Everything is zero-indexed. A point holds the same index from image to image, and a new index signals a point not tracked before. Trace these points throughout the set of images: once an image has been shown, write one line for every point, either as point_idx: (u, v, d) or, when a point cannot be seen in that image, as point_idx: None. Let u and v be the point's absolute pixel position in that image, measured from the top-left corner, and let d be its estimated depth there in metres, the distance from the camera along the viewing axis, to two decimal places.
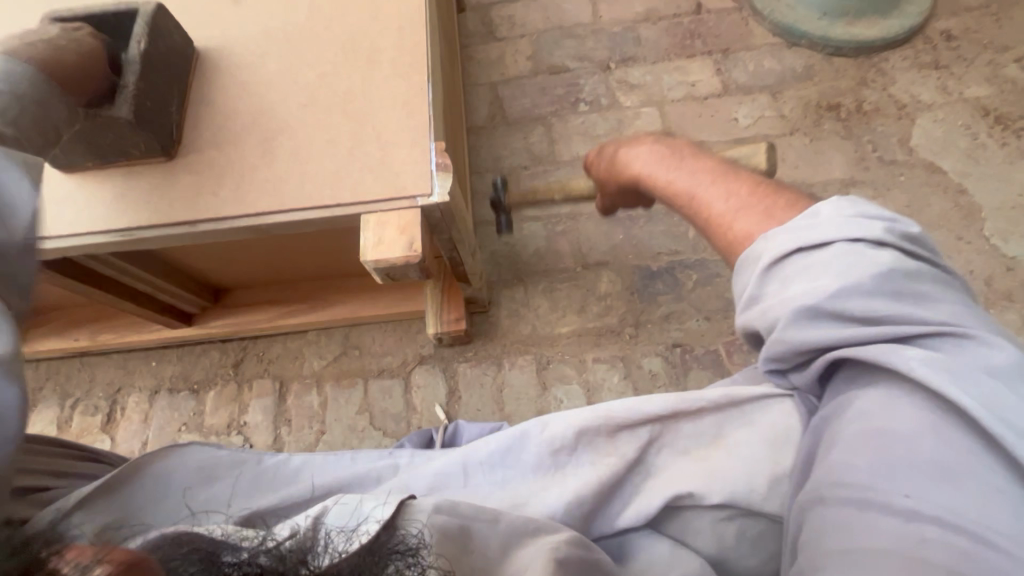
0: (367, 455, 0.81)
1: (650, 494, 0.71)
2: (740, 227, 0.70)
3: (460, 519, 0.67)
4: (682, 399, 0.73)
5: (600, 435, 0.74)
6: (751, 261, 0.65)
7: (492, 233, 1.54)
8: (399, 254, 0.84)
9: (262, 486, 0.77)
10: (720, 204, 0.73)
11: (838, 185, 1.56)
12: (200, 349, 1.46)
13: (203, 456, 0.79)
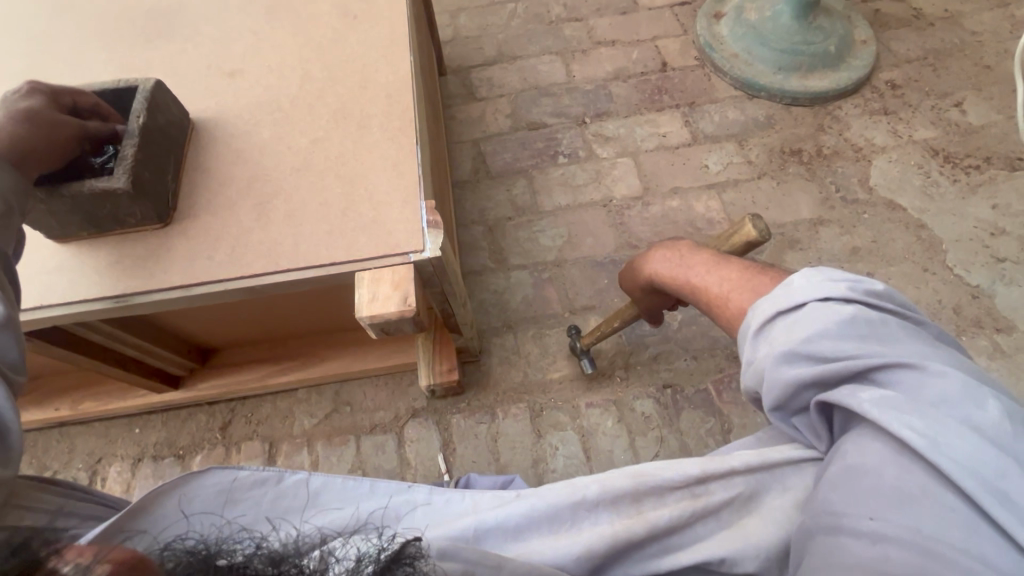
0: (388, 487, 0.79)
1: (677, 555, 0.71)
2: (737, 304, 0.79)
3: (461, 565, 0.66)
4: (714, 460, 0.73)
5: (628, 497, 0.74)
6: (745, 330, 0.71)
7: (481, 282, 1.57)
8: (394, 309, 0.86)
9: (282, 513, 0.76)
10: (717, 287, 0.83)
11: (807, 224, 1.65)
12: (186, 413, 1.44)
13: (223, 478, 0.75)
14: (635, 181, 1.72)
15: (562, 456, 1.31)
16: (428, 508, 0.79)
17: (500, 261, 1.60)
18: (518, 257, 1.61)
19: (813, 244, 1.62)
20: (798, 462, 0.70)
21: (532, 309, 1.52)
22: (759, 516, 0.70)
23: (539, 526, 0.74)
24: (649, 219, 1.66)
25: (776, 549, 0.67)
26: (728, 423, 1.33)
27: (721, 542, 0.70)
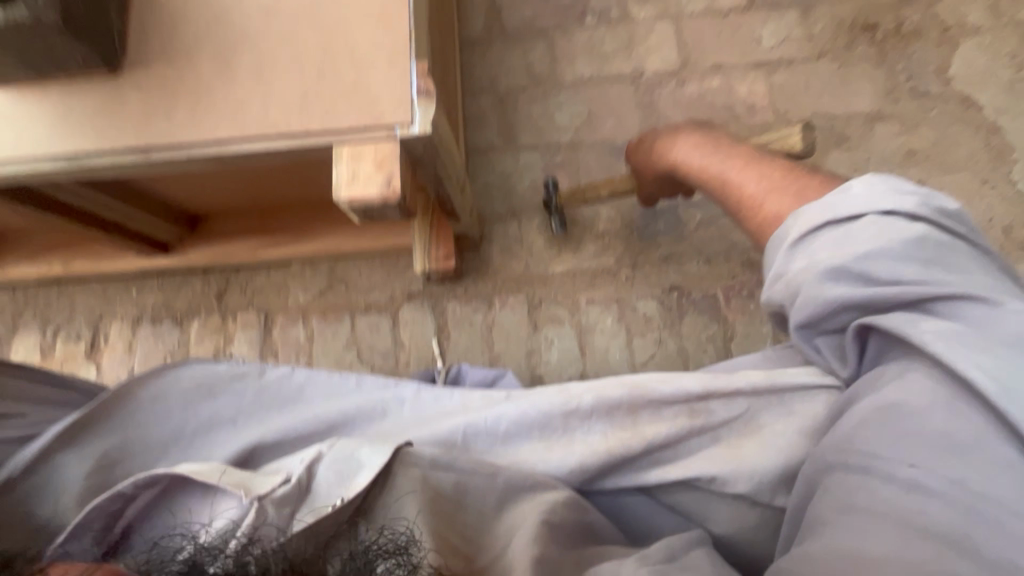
0: (373, 382, 0.79)
1: (669, 467, 0.69)
2: (771, 207, 0.77)
3: (455, 476, 0.65)
4: (718, 377, 0.70)
5: (621, 407, 0.71)
6: (782, 238, 0.70)
7: (486, 162, 1.44)
8: (376, 192, 0.76)
9: (264, 405, 0.77)
10: (753, 186, 0.81)
11: (862, 118, 1.44)
12: (181, 278, 1.41)
13: (200, 372, 0.78)
14: (672, 53, 1.48)
15: (557, 350, 1.29)
16: (416, 404, 0.78)
17: (510, 139, 1.45)
18: (529, 136, 1.45)
19: (864, 144, 1.42)
20: (811, 387, 0.68)
21: (540, 196, 1.40)
22: (758, 436, 0.68)
23: (527, 427, 0.72)
24: (682, 100, 1.46)
25: (773, 470, 0.65)
26: (731, 331, 1.29)
27: (714, 458, 0.68)
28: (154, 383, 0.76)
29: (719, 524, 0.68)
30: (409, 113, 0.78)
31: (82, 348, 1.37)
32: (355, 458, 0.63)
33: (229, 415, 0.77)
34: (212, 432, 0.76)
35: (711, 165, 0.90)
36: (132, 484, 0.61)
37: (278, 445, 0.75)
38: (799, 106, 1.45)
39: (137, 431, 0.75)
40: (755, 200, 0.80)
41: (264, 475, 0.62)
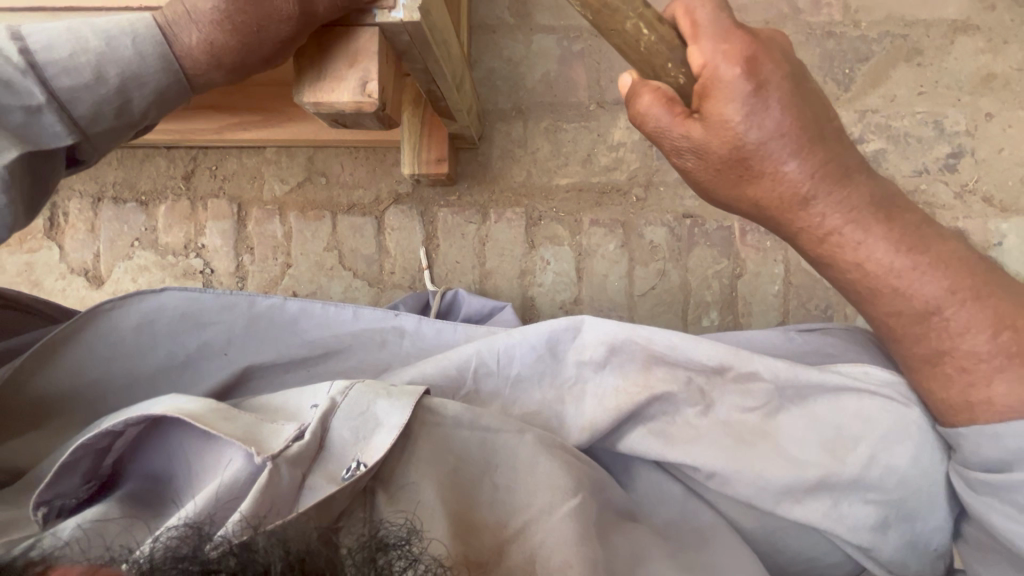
0: (371, 313, 0.75)
1: (666, 446, 0.62)
2: (993, 398, 0.55)
3: (482, 432, 0.60)
4: (741, 356, 0.61)
5: (634, 361, 0.63)
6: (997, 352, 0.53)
7: (494, 43, 1.21)
8: (348, 96, 0.60)
9: (257, 339, 0.73)
10: (932, 294, 0.56)
11: (944, 28, 1.21)
12: (143, 155, 1.26)
13: (185, 302, 0.71)
14: None
15: (552, 272, 1.21)
16: (415, 337, 0.75)
17: (524, 16, 1.21)
18: (547, 14, 1.21)
19: (938, 61, 1.21)
20: (842, 389, 0.61)
21: (552, 91, 1.21)
22: (773, 437, 0.61)
23: (536, 375, 0.65)
24: None
25: (778, 478, 0.59)
26: (741, 268, 1.20)
27: (717, 452, 0.60)
28: (134, 309, 0.69)
29: (720, 507, 0.64)
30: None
31: (41, 225, 1.26)
32: (372, 413, 0.58)
33: (218, 344, 0.72)
34: (201, 362, 0.72)
35: (880, 270, 0.57)
36: (124, 424, 0.54)
37: (277, 372, 0.74)
38: (872, 4, 1.21)
39: (120, 358, 0.70)
40: (958, 371, 0.56)
41: (271, 424, 0.56)
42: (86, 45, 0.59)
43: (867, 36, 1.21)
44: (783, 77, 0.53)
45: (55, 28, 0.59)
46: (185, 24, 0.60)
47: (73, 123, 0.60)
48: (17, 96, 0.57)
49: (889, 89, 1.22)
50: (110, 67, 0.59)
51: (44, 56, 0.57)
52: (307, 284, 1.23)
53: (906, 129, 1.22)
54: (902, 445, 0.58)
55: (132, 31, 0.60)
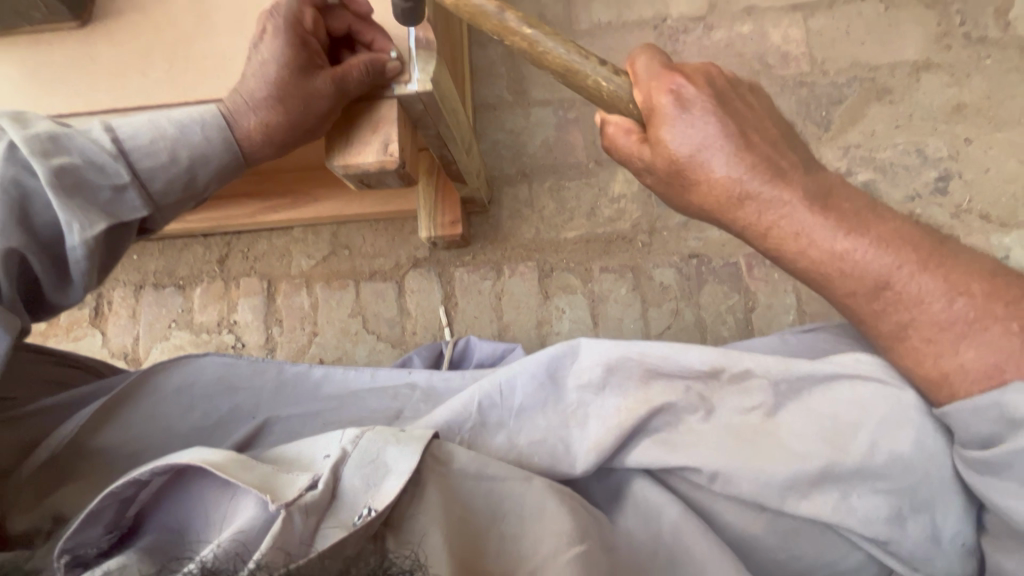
0: (387, 372, 0.79)
1: (670, 452, 0.62)
2: (961, 359, 0.57)
3: (487, 482, 0.60)
4: (731, 356, 0.63)
5: (633, 377, 0.64)
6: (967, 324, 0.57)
7: (496, 118, 1.34)
8: (373, 158, 0.69)
9: (281, 400, 0.76)
10: (885, 268, 0.58)
11: (907, 68, 1.31)
12: (182, 244, 1.37)
13: (221, 367, 0.77)
14: None
15: (568, 319, 1.24)
16: (426, 390, 0.77)
17: (521, 93, 1.35)
18: (541, 90, 1.35)
19: (908, 97, 1.30)
20: (834, 377, 0.61)
21: (553, 155, 1.32)
22: (776, 434, 0.61)
23: (540, 403, 0.66)
24: (708, 48, 1.34)
25: (780, 473, 0.58)
26: (753, 301, 1.22)
27: (717, 450, 0.61)
28: (180, 369, 0.76)
29: (735, 523, 0.62)
30: (404, 64, 0.70)
31: (87, 314, 1.35)
32: (383, 459, 0.57)
33: (248, 408, 0.76)
34: (229, 424, 0.75)
35: (830, 254, 0.59)
36: (149, 472, 0.54)
37: (296, 428, 0.74)
38: (836, 54, 1.33)
39: (157, 419, 0.74)
40: (920, 339, 0.58)
41: (284, 475, 0.55)
42: (163, 133, 0.67)
43: (837, 82, 1.32)
44: (705, 96, 0.61)
45: (139, 120, 0.67)
46: (241, 107, 0.69)
47: (150, 198, 0.67)
48: (107, 177, 0.64)
49: (867, 126, 1.30)
50: (182, 150, 0.68)
51: (130, 144, 0.66)
52: (333, 351, 1.28)
53: (891, 159, 1.29)
54: (902, 429, 0.58)
55: (201, 121, 0.69)
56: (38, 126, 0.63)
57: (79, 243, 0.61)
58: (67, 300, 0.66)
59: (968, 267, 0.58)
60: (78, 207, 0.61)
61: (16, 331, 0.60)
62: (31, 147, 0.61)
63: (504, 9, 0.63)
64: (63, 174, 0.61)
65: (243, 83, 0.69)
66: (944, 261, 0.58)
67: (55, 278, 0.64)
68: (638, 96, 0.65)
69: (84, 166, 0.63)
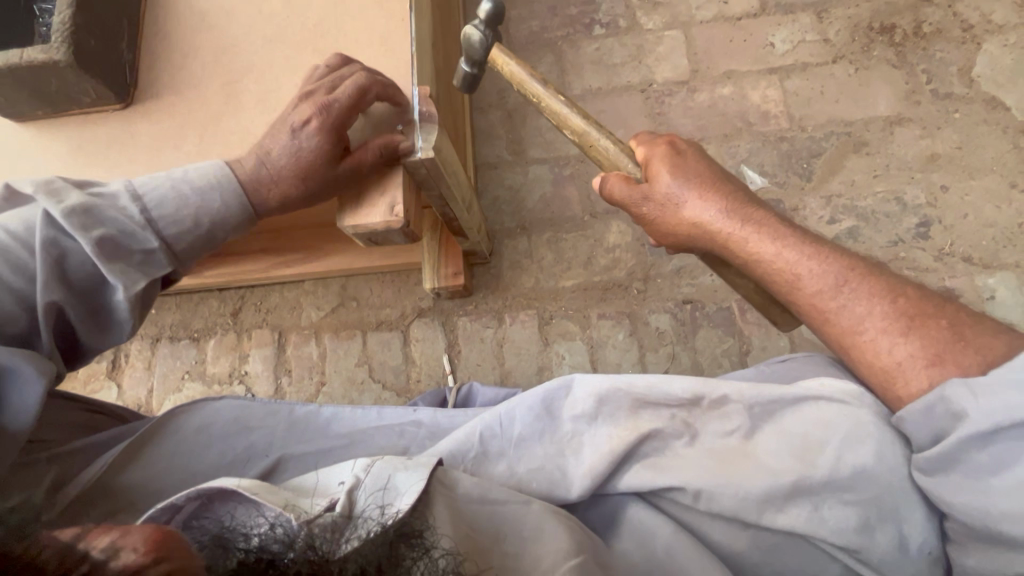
0: (393, 411, 0.83)
1: (655, 475, 0.64)
2: (896, 356, 0.63)
3: (491, 504, 0.63)
4: (709, 383, 0.66)
5: (621, 407, 0.67)
6: (912, 320, 0.63)
7: (496, 176, 1.44)
8: (380, 218, 0.76)
9: (295, 438, 0.81)
10: (833, 275, 0.67)
11: (880, 122, 1.40)
12: (198, 297, 1.44)
13: (237, 409, 0.83)
14: (682, 61, 1.48)
15: (568, 365, 1.28)
16: (431, 427, 0.81)
17: (519, 153, 1.45)
18: (538, 149, 1.45)
19: (883, 149, 1.39)
20: (800, 399, 0.65)
21: (550, 209, 1.40)
22: (752, 456, 0.64)
23: (537, 434, 0.69)
24: (692, 109, 1.45)
25: (760, 490, 0.60)
26: (747, 344, 1.26)
27: (698, 470, 0.63)
28: (197, 414, 0.81)
29: (723, 542, 0.63)
30: (411, 137, 0.78)
31: (105, 367, 1.41)
32: (393, 483, 0.61)
33: (261, 447, 0.80)
34: (246, 461, 0.78)
35: (788, 263, 0.70)
36: (185, 496, 0.59)
37: (308, 463, 0.78)
38: (813, 111, 1.43)
39: (180, 460, 0.77)
40: (871, 334, 0.64)
41: (307, 501, 0.62)
42: (186, 202, 0.73)
43: (815, 136, 1.41)
44: (684, 153, 0.81)
45: (162, 186, 0.73)
46: (259, 175, 0.76)
47: (174, 257, 0.75)
48: (137, 241, 0.71)
49: (847, 176, 1.38)
50: (204, 216, 0.74)
51: (157, 213, 0.72)
52: (340, 399, 1.31)
53: (872, 207, 1.35)
54: (863, 444, 0.60)
55: (221, 189, 0.75)
56: (70, 198, 0.68)
57: (124, 298, 0.70)
58: (113, 340, 0.75)
59: (908, 284, 0.67)
60: (118, 270, 0.69)
61: (49, 377, 0.67)
62: (72, 222, 0.66)
63: (545, 83, 0.88)
64: (104, 243, 0.68)
65: (274, 154, 0.76)
66: (887, 275, 0.67)
67: (94, 326, 0.72)
68: (639, 151, 0.84)
69: (119, 235, 0.70)
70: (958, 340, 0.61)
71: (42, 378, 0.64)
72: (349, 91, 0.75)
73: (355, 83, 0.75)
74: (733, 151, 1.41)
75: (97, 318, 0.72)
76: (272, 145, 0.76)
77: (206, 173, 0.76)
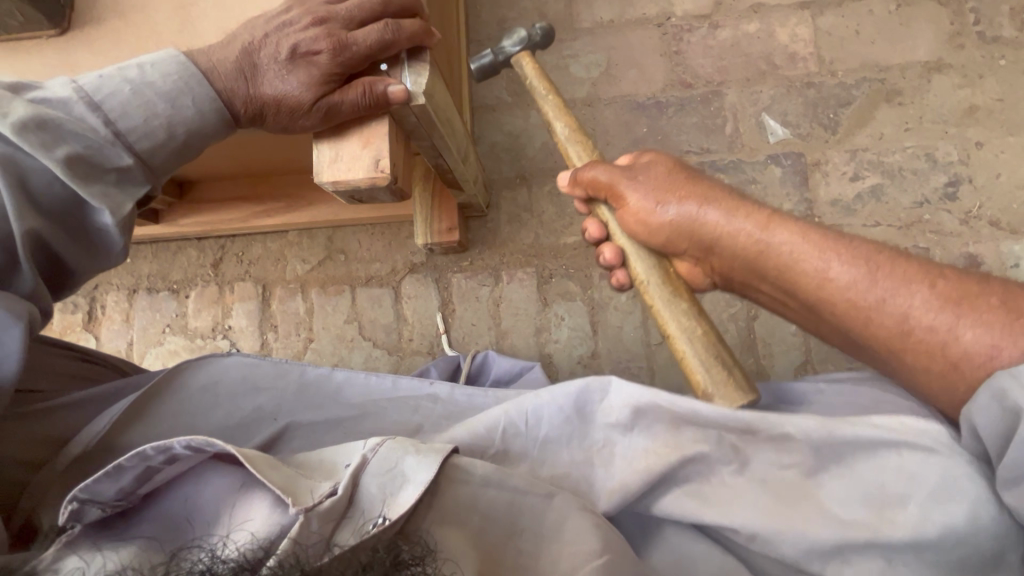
0: (409, 381, 0.80)
1: (703, 507, 0.60)
2: (962, 345, 0.56)
3: (509, 493, 0.59)
4: (770, 419, 0.59)
5: (660, 421, 0.62)
6: (960, 304, 0.57)
7: (494, 120, 1.31)
8: (363, 174, 0.66)
9: (305, 404, 0.77)
10: (862, 274, 0.61)
11: (918, 68, 1.27)
12: (175, 247, 1.35)
13: (247, 368, 0.78)
14: None
15: (568, 327, 1.22)
16: (448, 403, 0.77)
17: (520, 94, 1.32)
18: None
19: (918, 99, 1.27)
20: (880, 447, 0.57)
21: (553, 158, 1.29)
22: (815, 497, 0.58)
23: (564, 438, 0.65)
24: (713, 48, 1.31)
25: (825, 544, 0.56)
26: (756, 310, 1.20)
27: (753, 511, 0.58)
28: (204, 370, 0.77)
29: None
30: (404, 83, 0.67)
31: (81, 319, 1.34)
32: (401, 468, 0.56)
33: (270, 410, 0.76)
34: (252, 425, 0.75)
35: (814, 265, 0.64)
36: (182, 446, 0.55)
37: (317, 438, 0.74)
38: (845, 54, 1.29)
39: (182, 416, 0.73)
40: (924, 326, 0.58)
41: (308, 481, 0.56)
42: (155, 110, 0.63)
43: (845, 83, 1.28)
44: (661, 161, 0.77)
45: (120, 90, 0.62)
46: (239, 78, 0.66)
47: (151, 173, 0.65)
48: (108, 159, 0.61)
49: (876, 129, 1.27)
50: (178, 128, 0.65)
51: (124, 125, 0.62)
52: (329, 357, 1.26)
53: (900, 163, 1.25)
54: (952, 504, 0.54)
55: (192, 91, 0.65)
56: (15, 110, 0.57)
57: (112, 221, 0.62)
58: (109, 262, 0.66)
59: (935, 267, 0.61)
60: (98, 193, 0.60)
61: (29, 318, 0.59)
62: (28, 141, 0.56)
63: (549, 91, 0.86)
64: (74, 165, 0.59)
65: (266, 51, 0.65)
66: (917, 261, 0.61)
67: (80, 249, 0.63)
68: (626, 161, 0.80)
69: (87, 154, 0.60)
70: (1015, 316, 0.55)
71: (19, 323, 0.56)
72: (372, 8, 0.66)
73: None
74: (753, 98, 1.29)
75: (74, 239, 0.62)
76: (262, 42, 0.65)
77: (167, 68, 0.64)
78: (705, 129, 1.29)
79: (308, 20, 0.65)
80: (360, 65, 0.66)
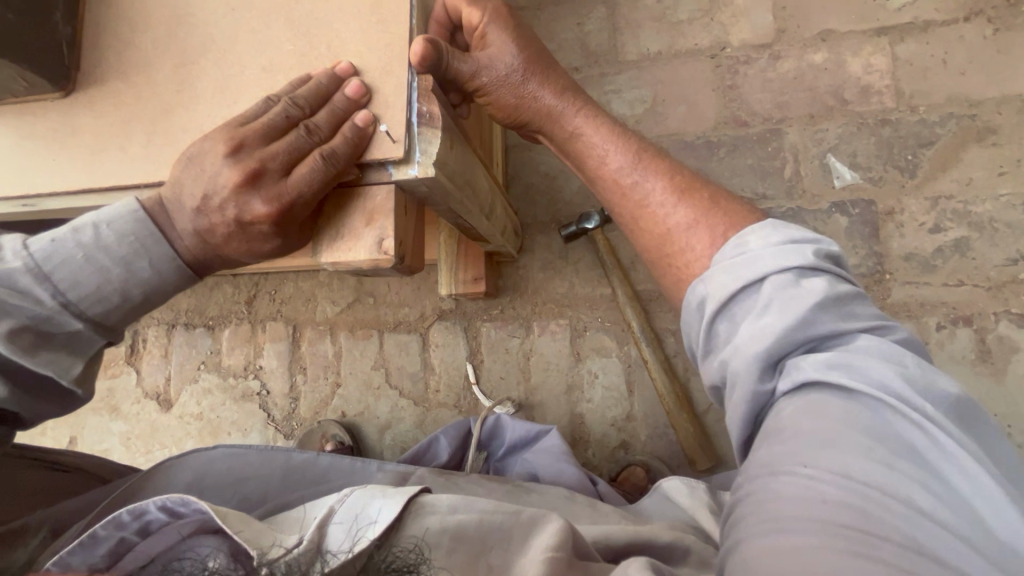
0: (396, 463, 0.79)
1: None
2: (672, 220, 0.66)
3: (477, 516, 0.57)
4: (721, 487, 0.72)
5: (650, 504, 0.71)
6: (726, 268, 0.57)
7: (531, 159, 1.25)
8: (365, 254, 0.62)
9: (291, 485, 0.75)
10: (654, 193, 0.68)
11: (1019, 103, 1.10)
12: (212, 283, 1.36)
13: (231, 458, 0.76)
14: (765, 18, 1.20)
15: (601, 386, 1.15)
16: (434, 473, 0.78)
17: None
18: None
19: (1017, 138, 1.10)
20: None
21: (590, 200, 1.21)
22: None
23: None
24: (773, 82, 1.18)
25: None
26: None
27: None
28: (186, 467, 0.74)
29: None
30: (406, 146, 0.63)
31: (123, 351, 1.37)
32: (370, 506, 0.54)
33: (257, 497, 0.73)
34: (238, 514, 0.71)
35: (632, 190, 0.69)
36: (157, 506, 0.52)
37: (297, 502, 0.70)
38: (928, 87, 1.14)
39: None
40: (681, 223, 0.65)
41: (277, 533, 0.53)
42: (110, 276, 0.61)
43: (927, 120, 1.13)
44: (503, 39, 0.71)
45: (72, 257, 0.59)
46: (204, 243, 0.65)
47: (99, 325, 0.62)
48: (55, 325, 0.59)
49: (963, 172, 1.11)
50: (135, 288, 0.62)
51: (75, 295, 0.59)
52: (355, 405, 1.24)
53: (990, 214, 1.09)
54: None
55: (149, 253, 0.63)
56: None
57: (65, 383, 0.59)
58: (70, 404, 0.63)
59: (717, 199, 0.66)
60: (47, 361, 0.58)
61: None
62: None
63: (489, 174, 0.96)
64: (19, 340, 0.56)
65: (216, 204, 0.61)
66: (698, 186, 0.68)
67: (40, 406, 0.60)
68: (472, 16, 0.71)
69: (34, 323, 0.57)
70: (718, 204, 0.65)
71: None
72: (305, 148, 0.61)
73: (314, 138, 0.62)
74: (818, 137, 1.16)
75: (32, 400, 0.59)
76: (208, 200, 0.61)
77: (124, 229, 0.62)
78: (760, 171, 1.17)
79: (234, 176, 0.60)
80: (312, 206, 0.63)
